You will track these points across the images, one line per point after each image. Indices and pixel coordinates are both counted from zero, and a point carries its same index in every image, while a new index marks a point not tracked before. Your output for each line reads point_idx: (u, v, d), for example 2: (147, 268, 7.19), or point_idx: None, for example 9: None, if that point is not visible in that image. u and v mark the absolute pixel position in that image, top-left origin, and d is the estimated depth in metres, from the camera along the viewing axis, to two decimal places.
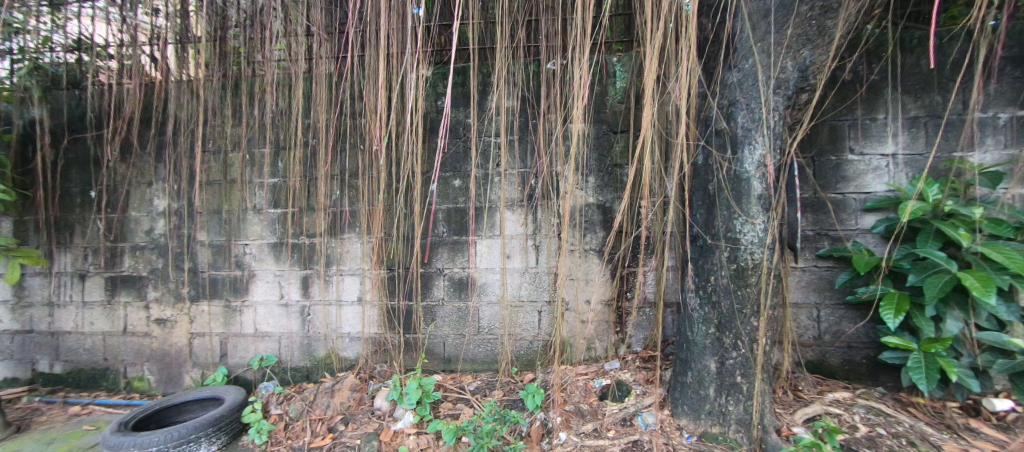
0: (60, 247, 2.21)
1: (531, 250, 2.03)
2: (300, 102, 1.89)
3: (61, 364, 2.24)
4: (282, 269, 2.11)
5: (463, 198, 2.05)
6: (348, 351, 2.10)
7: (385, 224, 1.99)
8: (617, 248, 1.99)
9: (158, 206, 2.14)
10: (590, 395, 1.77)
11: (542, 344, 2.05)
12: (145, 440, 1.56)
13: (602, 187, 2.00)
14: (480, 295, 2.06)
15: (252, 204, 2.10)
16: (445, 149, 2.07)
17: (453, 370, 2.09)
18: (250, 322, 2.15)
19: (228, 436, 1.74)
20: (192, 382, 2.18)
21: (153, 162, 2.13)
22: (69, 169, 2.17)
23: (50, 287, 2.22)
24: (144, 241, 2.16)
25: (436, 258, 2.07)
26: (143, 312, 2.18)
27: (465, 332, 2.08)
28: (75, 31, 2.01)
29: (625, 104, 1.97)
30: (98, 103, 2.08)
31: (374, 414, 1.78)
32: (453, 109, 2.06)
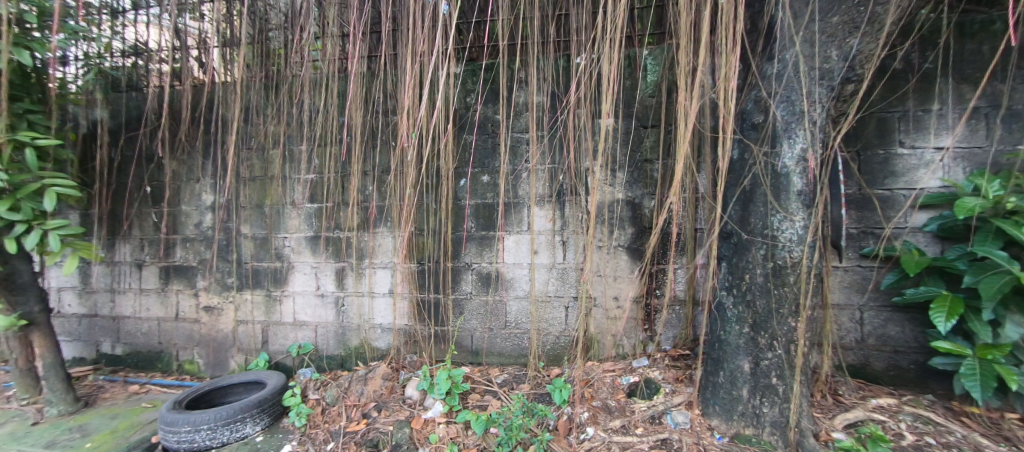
0: (121, 239, 2.38)
1: (559, 246, 2.03)
2: (335, 101, 1.96)
3: (122, 346, 2.43)
4: (318, 261, 2.20)
5: (491, 193, 2.07)
6: (380, 341, 2.18)
7: (416, 219, 2.04)
8: (646, 245, 1.96)
9: (206, 201, 2.28)
10: (617, 392, 1.76)
11: (569, 339, 2.05)
12: (197, 419, 1.67)
13: (632, 183, 1.97)
14: (508, 290, 2.08)
15: (291, 199, 2.20)
16: (474, 145, 2.09)
17: (481, 363, 2.13)
18: (289, 311, 2.26)
19: (270, 418, 1.84)
20: (236, 366, 2.31)
21: (201, 159, 2.26)
22: (128, 165, 2.34)
23: (111, 275, 2.41)
24: (193, 233, 2.30)
25: (465, 253, 2.11)
26: (193, 299, 2.33)
27: (493, 326, 2.11)
28: (132, 38, 2.11)
29: (656, 98, 1.93)
30: (156, 105, 2.21)
31: (405, 403, 1.83)
32: (482, 105, 2.08)
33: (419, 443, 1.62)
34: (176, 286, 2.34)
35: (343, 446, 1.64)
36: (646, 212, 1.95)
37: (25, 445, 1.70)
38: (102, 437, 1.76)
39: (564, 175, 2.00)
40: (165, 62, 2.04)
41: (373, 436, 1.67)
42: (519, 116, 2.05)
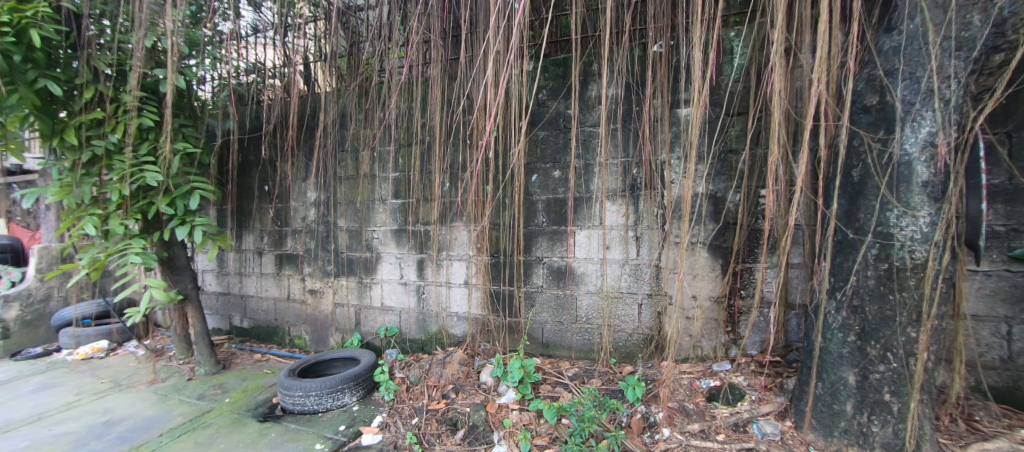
0: (246, 230, 2.82)
1: (632, 242, 1.98)
2: (418, 105, 2.11)
3: (248, 320, 2.88)
4: (402, 252, 2.40)
5: (563, 188, 2.08)
6: (456, 328, 2.33)
7: (491, 214, 2.14)
8: (730, 242, 1.83)
9: (310, 197, 2.60)
10: (696, 394, 1.69)
11: (642, 337, 2.01)
12: (307, 386, 1.93)
13: (714, 176, 1.84)
14: (579, 284, 2.09)
15: (379, 195, 2.42)
16: (546, 141, 2.12)
17: (551, 355, 2.17)
18: (378, 297, 2.50)
19: (362, 391, 2.06)
20: (334, 344, 2.61)
21: (305, 161, 2.58)
22: (250, 168, 2.74)
23: (239, 260, 2.86)
24: (300, 226, 2.65)
25: (536, 247, 2.14)
26: (300, 283, 2.68)
27: (563, 320, 2.13)
28: (252, 56, 2.32)
29: (743, 83, 1.78)
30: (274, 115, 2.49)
31: (481, 387, 1.94)
32: (555, 101, 2.10)
33: (495, 427, 1.69)
34: (287, 272, 2.71)
35: (425, 422, 1.79)
36: (731, 207, 1.82)
37: (183, 396, 2.11)
38: (236, 395, 2.11)
39: (639, 169, 1.94)
40: (277, 78, 2.34)
41: (453, 415, 1.79)
42: (591, 110, 2.02)
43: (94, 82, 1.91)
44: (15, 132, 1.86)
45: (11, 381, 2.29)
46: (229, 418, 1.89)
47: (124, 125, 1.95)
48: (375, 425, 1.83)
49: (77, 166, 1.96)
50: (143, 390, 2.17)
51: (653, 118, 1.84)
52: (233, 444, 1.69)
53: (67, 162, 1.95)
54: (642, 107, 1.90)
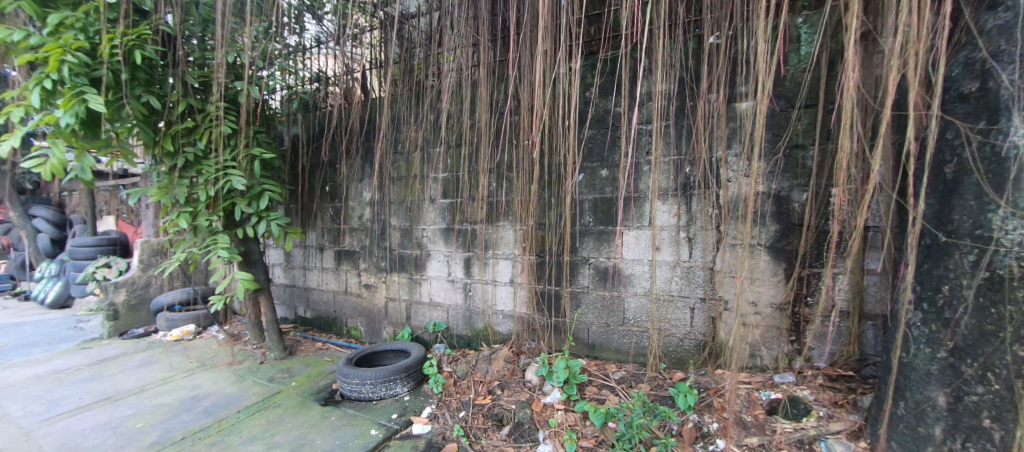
0: (309, 227, 3.05)
1: (685, 244, 1.90)
2: (466, 106, 2.16)
3: (310, 310, 3.11)
4: (450, 250, 2.48)
5: (611, 188, 2.04)
6: (502, 326, 2.37)
7: (537, 214, 2.15)
8: (794, 245, 1.70)
9: (366, 197, 2.76)
10: (754, 406, 1.59)
11: (694, 343, 1.93)
12: (364, 374, 2.04)
13: (777, 173, 1.72)
14: (627, 286, 2.04)
15: (429, 195, 2.52)
16: (594, 139, 2.09)
17: (597, 357, 2.14)
18: (427, 292, 2.59)
19: (412, 382, 2.16)
20: (387, 336, 2.76)
21: (362, 163, 2.74)
22: (312, 170, 2.96)
23: (303, 255, 3.10)
24: (357, 224, 2.82)
25: (583, 247, 2.12)
26: (357, 277, 2.85)
27: (610, 322, 2.09)
28: (314, 66, 2.56)
29: (811, 72, 1.65)
30: (335, 119, 2.65)
31: (526, 385, 1.96)
32: (603, 99, 2.06)
33: (540, 425, 1.70)
34: (345, 267, 2.89)
35: (472, 416, 1.83)
36: (796, 207, 1.69)
37: (256, 377, 2.33)
38: (301, 380, 2.29)
39: (692, 167, 1.86)
40: (338, 85, 2.52)
41: (498, 411, 1.82)
42: (641, 107, 1.97)
43: (185, 95, 2.15)
44: (124, 142, 2.13)
45: (120, 356, 2.65)
46: (295, 400, 2.06)
47: (209, 133, 2.18)
48: (425, 415, 1.90)
49: (172, 169, 2.21)
50: (223, 370, 2.42)
51: (708, 113, 1.76)
52: (298, 424, 1.83)
53: (164, 166, 2.22)
54: (696, 102, 1.81)
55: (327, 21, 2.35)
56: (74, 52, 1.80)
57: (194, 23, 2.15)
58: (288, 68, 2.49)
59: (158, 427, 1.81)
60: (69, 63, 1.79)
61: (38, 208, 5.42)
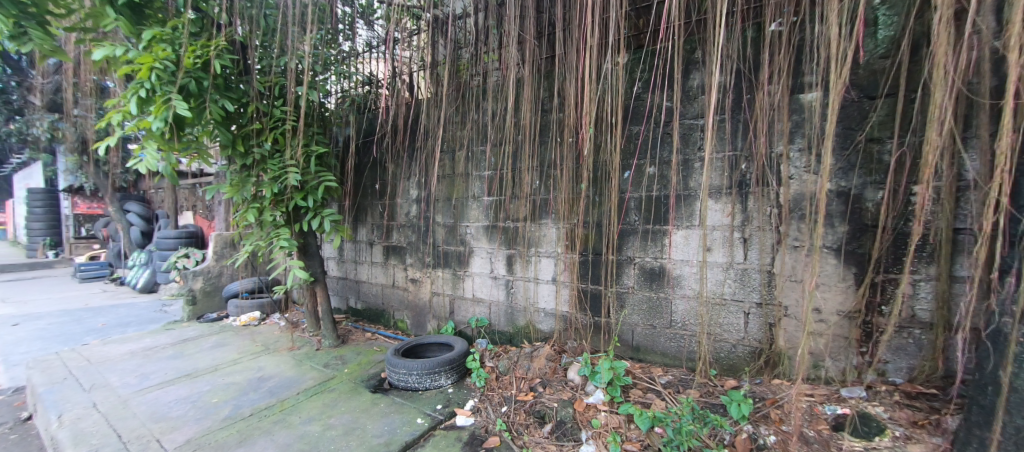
0: (360, 223, 3.22)
1: (740, 245, 1.79)
2: (510, 105, 2.18)
3: (361, 302, 3.28)
4: (493, 247, 2.52)
5: (658, 185, 1.97)
6: (543, 324, 2.37)
7: (580, 212, 2.14)
8: (867, 248, 1.56)
9: (413, 195, 2.86)
10: (817, 421, 1.48)
11: (748, 350, 1.82)
12: (410, 366, 2.11)
13: (847, 170, 1.59)
14: (674, 288, 1.96)
15: (472, 193, 2.57)
16: (640, 136, 2.03)
17: (642, 359, 2.08)
18: (470, 288, 2.65)
19: (456, 375, 2.22)
20: (431, 329, 2.84)
21: (409, 162, 2.84)
22: (363, 169, 3.11)
23: (355, 250, 3.28)
24: (404, 221, 2.93)
25: (628, 246, 2.06)
26: (403, 272, 2.97)
27: (656, 324, 2.02)
28: (366, 70, 2.65)
29: (890, 58, 1.50)
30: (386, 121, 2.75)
31: (568, 385, 1.95)
32: (651, 93, 1.99)
33: (583, 425, 1.68)
34: (393, 262, 3.02)
35: (514, 412, 1.85)
36: (870, 207, 1.54)
37: (313, 363, 2.49)
38: (352, 367, 2.43)
39: (749, 163, 1.75)
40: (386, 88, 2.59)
41: (540, 408, 1.83)
42: (693, 101, 1.88)
43: (255, 100, 2.33)
44: (202, 143, 2.36)
45: (197, 338, 2.93)
46: (347, 386, 2.18)
47: (275, 134, 2.36)
48: (468, 408, 1.94)
49: (242, 168, 2.41)
50: (284, 354, 2.62)
51: (768, 105, 1.65)
52: (350, 408, 1.94)
53: (236, 166, 2.42)
54: (755, 94, 1.71)
55: (378, 26, 2.46)
56: (163, 62, 2.00)
57: (263, 33, 2.33)
58: (349, 74, 2.64)
59: (229, 403, 1.99)
60: (159, 73, 2.00)
61: (133, 204, 6.01)
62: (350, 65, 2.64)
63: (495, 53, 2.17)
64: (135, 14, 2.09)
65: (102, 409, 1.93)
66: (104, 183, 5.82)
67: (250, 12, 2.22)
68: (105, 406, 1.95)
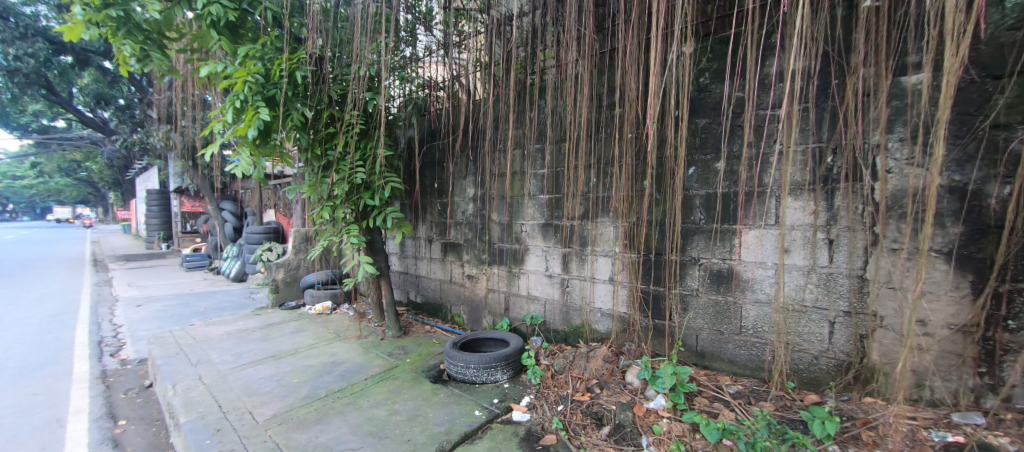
0: (420, 221, 3.37)
1: (824, 246, 1.62)
2: (567, 102, 2.16)
3: (420, 296, 3.44)
4: (549, 245, 2.51)
5: (727, 182, 1.84)
6: (600, 324, 2.32)
7: (640, 211, 2.06)
8: (989, 253, 1.34)
9: (469, 193, 2.94)
10: (921, 448, 1.30)
11: (833, 363, 1.65)
12: (467, 359, 2.18)
13: (964, 162, 1.37)
14: (745, 292, 1.83)
15: (528, 191, 2.58)
16: (706, 129, 1.91)
17: (707, 366, 1.97)
18: (525, 286, 2.67)
19: (512, 371, 2.25)
20: (487, 325, 2.90)
21: (467, 161, 2.92)
22: (423, 169, 3.27)
23: (415, 246, 3.44)
24: (461, 219, 3.02)
25: (692, 246, 1.96)
26: (460, 268, 3.07)
27: (723, 330, 1.90)
28: (426, 74, 2.83)
29: (1022, 30, 1.27)
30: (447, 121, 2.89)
31: (626, 388, 1.90)
32: (721, 84, 1.87)
33: (643, 430, 1.62)
34: (450, 258, 3.13)
35: (571, 411, 1.83)
36: (993, 204, 1.32)
37: (379, 351, 2.66)
38: (414, 357, 2.55)
39: (836, 156, 1.58)
40: (444, 89, 2.80)
41: (597, 409, 1.79)
42: (769, 90, 1.74)
43: (328, 107, 2.51)
44: (284, 147, 2.59)
45: (279, 323, 3.26)
46: (409, 375, 2.30)
47: (345, 137, 2.53)
48: (524, 404, 1.96)
49: (318, 170, 2.62)
50: (352, 342, 2.82)
51: (861, 90, 1.47)
52: (413, 396, 2.05)
53: (313, 168, 2.63)
54: (846, 79, 1.53)
55: (437, 30, 2.66)
56: (254, 75, 2.24)
57: (336, 45, 2.53)
58: (410, 77, 2.79)
59: (308, 384, 2.18)
60: (252, 86, 2.25)
61: (228, 204, 6.82)
62: (416, 69, 2.80)
63: (551, 51, 2.17)
64: (232, 34, 2.35)
65: (206, 381, 2.21)
66: (204, 184, 6.66)
67: (327, 26, 2.43)
68: (208, 379, 2.23)
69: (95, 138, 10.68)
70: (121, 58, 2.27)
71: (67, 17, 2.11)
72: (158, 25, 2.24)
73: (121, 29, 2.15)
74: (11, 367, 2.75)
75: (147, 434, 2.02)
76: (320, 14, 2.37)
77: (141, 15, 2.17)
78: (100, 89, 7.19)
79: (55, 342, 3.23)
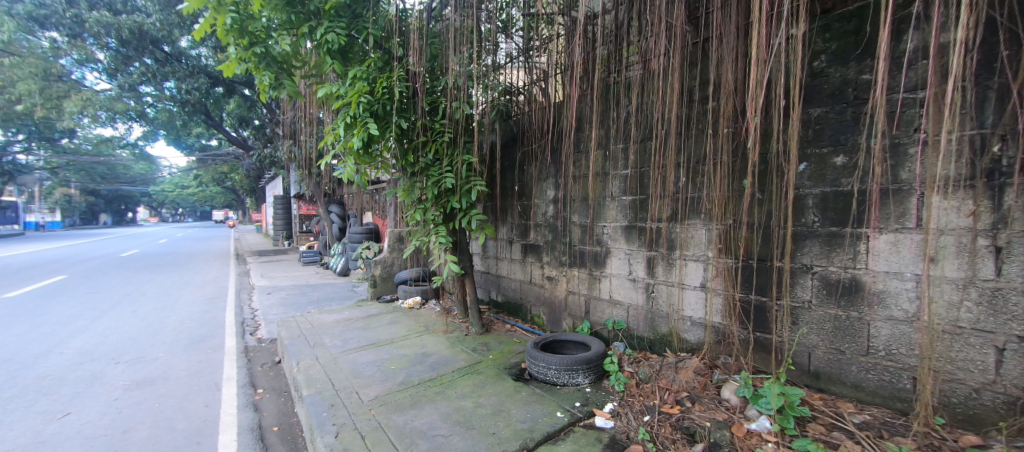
0: (501, 223, 3.49)
1: (988, 255, 1.33)
2: (653, 99, 2.06)
3: (501, 295, 3.56)
4: (632, 248, 2.42)
5: (850, 178, 1.60)
6: (690, 334, 2.18)
7: (738, 212, 1.90)
8: None
9: (549, 195, 2.97)
10: None
11: (1001, 399, 1.35)
12: (549, 360, 2.19)
13: None
14: (875, 307, 1.57)
15: (610, 193, 2.53)
16: (823, 120, 1.68)
17: (823, 389, 1.74)
18: (607, 290, 2.60)
19: (594, 375, 2.21)
20: (567, 327, 2.89)
21: (548, 164, 2.96)
22: (505, 172, 3.39)
23: (496, 247, 3.58)
24: (541, 221, 3.06)
25: (804, 252, 1.75)
26: (540, 270, 3.11)
27: (846, 349, 1.66)
28: (508, 80, 2.93)
29: None
30: (530, 123, 2.96)
31: (721, 404, 1.76)
32: (842, 67, 1.64)
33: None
34: (530, 259, 3.18)
35: (659, 422, 1.72)
36: None
37: (464, 346, 2.81)
38: (496, 354, 2.65)
39: (1008, 145, 1.28)
40: (525, 94, 2.88)
41: (689, 424, 1.68)
42: (908, 69, 1.47)
43: (421, 117, 2.73)
44: (384, 157, 2.86)
45: (377, 315, 3.62)
46: (492, 371, 2.39)
47: (436, 145, 2.72)
48: (607, 410, 1.89)
49: (411, 175, 2.85)
50: (439, 336, 3.02)
51: None
52: (496, 391, 2.13)
53: (407, 174, 2.87)
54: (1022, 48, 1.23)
55: (518, 36, 2.75)
56: (364, 96, 2.48)
57: (428, 60, 2.74)
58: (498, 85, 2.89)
59: (403, 371, 2.39)
60: (363, 106, 2.48)
61: (335, 207, 7.78)
62: (501, 75, 2.90)
63: (636, 46, 2.10)
64: (343, 58, 2.67)
65: (321, 362, 2.54)
66: (316, 190, 7.69)
67: (421, 44, 2.65)
68: (323, 360, 2.57)
69: (238, 154, 12.96)
70: (262, 87, 2.74)
71: (225, 57, 2.60)
72: (288, 57, 2.66)
73: (263, 63, 2.61)
74: (184, 338, 3.47)
75: (278, 403, 2.40)
76: (417, 33, 2.60)
77: (276, 50, 2.61)
78: (243, 113, 8.76)
79: (212, 321, 3.99)
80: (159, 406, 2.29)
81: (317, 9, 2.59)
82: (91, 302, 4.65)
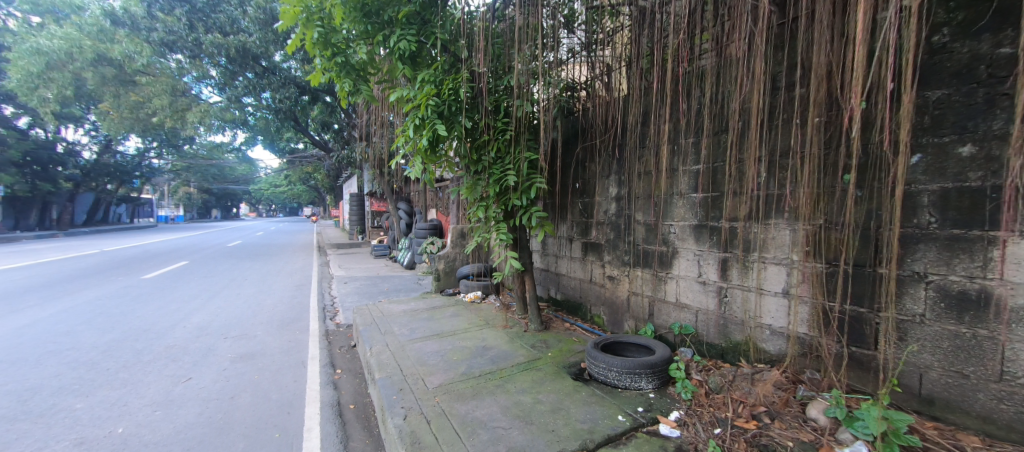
0: (561, 220, 3.48)
1: None
2: (729, 89, 1.92)
3: (560, 293, 3.54)
4: (702, 249, 2.28)
5: (980, 172, 1.35)
6: (769, 344, 2.00)
7: (831, 211, 1.70)
8: None
9: (612, 192, 2.90)
10: None
11: None
12: (610, 361, 2.14)
13: None
14: (1012, 326, 1.32)
15: (677, 190, 2.41)
16: (944, 104, 1.44)
17: (938, 418, 1.50)
18: (673, 292, 2.47)
19: (657, 381, 2.11)
20: (629, 329, 2.80)
21: (611, 161, 2.89)
22: (567, 169, 3.37)
23: (556, 245, 3.57)
24: (603, 218, 3.00)
25: (915, 258, 1.51)
26: (601, 269, 3.04)
27: (970, 373, 1.41)
28: (569, 76, 2.90)
29: None
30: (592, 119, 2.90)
31: (807, 424, 1.60)
32: (972, 40, 1.38)
33: None
34: (591, 258, 3.13)
35: (732, 437, 1.60)
36: None
37: (523, 341, 2.85)
38: (555, 352, 2.65)
39: None
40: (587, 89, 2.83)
41: (767, 442, 1.54)
42: None
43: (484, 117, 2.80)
44: (449, 156, 2.97)
45: (441, 307, 3.80)
46: (551, 368, 2.40)
47: (498, 143, 2.78)
48: (673, 418, 1.80)
49: (473, 173, 2.93)
50: (499, 330, 3.09)
51: None
52: (555, 389, 2.13)
53: (469, 172, 2.95)
54: None
55: (580, 31, 2.72)
56: (433, 98, 2.59)
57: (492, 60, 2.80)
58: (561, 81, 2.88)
59: (464, 362, 2.49)
60: (431, 108, 2.60)
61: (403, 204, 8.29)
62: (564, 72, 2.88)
63: (711, 32, 1.96)
64: (412, 63, 2.82)
65: (391, 348, 2.74)
66: (386, 189, 8.26)
67: (486, 45, 2.71)
68: (392, 347, 2.76)
69: (320, 156, 14.30)
70: (343, 93, 3.00)
71: (312, 68, 2.89)
72: (364, 65, 2.87)
73: (343, 71, 2.86)
74: (277, 320, 3.93)
75: (353, 383, 2.63)
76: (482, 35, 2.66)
77: (354, 58, 2.84)
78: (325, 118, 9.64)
79: (299, 305, 4.47)
80: (258, 378, 2.62)
81: (391, 18, 2.76)
82: (206, 284, 5.45)
